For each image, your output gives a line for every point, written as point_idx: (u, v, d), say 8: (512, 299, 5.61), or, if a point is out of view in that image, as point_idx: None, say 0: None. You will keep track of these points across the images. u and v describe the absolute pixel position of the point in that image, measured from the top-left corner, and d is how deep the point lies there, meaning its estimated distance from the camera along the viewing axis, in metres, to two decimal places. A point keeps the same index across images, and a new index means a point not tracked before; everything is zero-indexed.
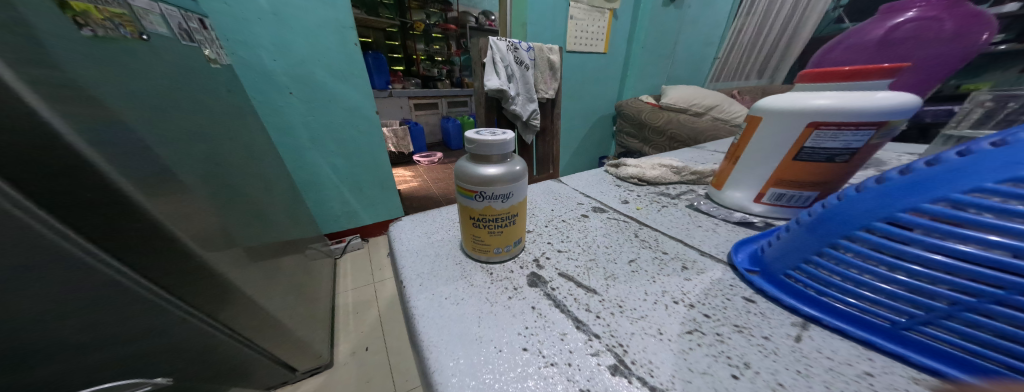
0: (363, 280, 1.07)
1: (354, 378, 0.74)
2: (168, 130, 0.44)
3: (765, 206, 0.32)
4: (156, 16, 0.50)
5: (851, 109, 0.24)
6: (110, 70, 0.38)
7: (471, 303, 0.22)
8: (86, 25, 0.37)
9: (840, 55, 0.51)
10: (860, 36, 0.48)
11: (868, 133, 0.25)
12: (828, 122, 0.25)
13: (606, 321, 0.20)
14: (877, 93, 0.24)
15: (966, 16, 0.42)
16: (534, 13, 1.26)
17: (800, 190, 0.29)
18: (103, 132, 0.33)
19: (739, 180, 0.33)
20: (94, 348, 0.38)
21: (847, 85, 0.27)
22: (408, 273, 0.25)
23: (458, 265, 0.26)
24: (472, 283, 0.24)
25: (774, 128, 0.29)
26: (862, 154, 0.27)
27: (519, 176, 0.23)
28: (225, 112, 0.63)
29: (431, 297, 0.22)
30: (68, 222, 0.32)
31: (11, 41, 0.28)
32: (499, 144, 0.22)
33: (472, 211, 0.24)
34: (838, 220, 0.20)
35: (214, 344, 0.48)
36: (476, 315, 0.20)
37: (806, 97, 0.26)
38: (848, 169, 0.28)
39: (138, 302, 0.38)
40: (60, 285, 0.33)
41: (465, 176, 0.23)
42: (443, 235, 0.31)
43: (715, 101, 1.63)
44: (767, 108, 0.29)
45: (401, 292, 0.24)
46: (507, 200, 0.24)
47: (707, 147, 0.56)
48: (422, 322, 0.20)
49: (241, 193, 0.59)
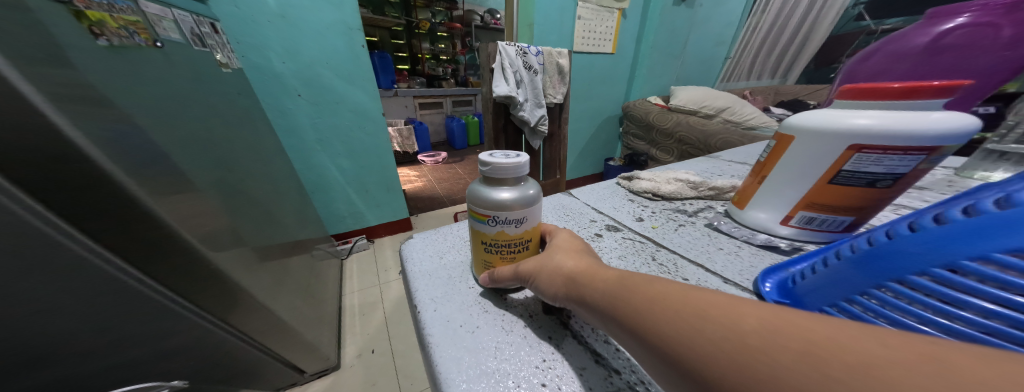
0: (369, 281, 1.08)
1: (361, 380, 0.75)
2: (182, 137, 0.44)
3: (793, 229, 0.31)
4: (168, 22, 0.50)
5: (899, 131, 0.22)
6: (125, 78, 0.38)
7: (487, 332, 0.21)
8: (101, 35, 0.37)
9: (879, 62, 0.47)
10: (903, 42, 0.45)
11: (917, 159, 0.23)
12: (872, 146, 0.23)
13: (627, 356, 0.20)
14: (933, 114, 0.22)
15: None
16: (542, 14, 1.25)
17: (834, 214, 0.28)
18: (117, 142, 0.34)
19: (765, 201, 0.31)
20: (107, 351, 0.39)
21: (900, 104, 0.23)
22: (421, 296, 0.25)
23: (473, 290, 0.26)
24: (486, 309, 0.24)
25: (807, 148, 0.27)
26: (907, 179, 0.25)
27: (532, 200, 0.23)
28: (236, 116, 0.64)
29: (445, 324, 0.22)
30: (83, 230, 0.32)
31: (27, 56, 0.28)
32: (513, 167, 0.22)
33: (484, 234, 0.24)
34: (891, 259, 0.19)
35: (227, 346, 0.50)
36: (493, 345, 0.20)
37: (845, 115, 0.24)
38: (890, 194, 0.26)
39: (151, 306, 0.39)
40: (77, 289, 0.34)
41: (475, 197, 0.23)
42: (456, 256, 0.30)
43: (726, 103, 1.60)
44: (801, 127, 0.27)
45: (415, 316, 0.24)
46: (520, 226, 0.23)
47: (722, 156, 0.54)
48: (441, 353, 0.19)
49: (251, 197, 0.60)
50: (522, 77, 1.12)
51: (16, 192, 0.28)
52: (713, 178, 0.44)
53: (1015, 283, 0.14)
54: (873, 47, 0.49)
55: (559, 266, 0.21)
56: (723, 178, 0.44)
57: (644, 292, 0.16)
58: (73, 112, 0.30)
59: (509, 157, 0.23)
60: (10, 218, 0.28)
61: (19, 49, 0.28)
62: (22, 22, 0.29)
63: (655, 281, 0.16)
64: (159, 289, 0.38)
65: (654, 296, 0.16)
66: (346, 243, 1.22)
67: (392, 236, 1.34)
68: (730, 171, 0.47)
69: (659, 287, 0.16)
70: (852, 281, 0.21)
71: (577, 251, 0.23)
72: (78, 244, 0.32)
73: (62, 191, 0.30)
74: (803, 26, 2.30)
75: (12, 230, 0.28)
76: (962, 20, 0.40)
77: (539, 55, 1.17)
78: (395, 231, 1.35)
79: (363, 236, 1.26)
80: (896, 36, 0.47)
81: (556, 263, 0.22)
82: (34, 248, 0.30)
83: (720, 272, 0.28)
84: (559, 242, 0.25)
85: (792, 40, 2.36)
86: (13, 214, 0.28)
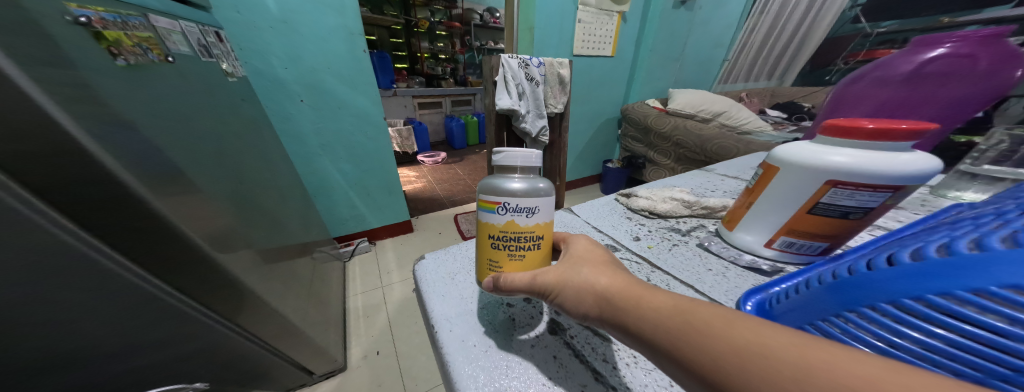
0: (371, 284, 1.10)
1: (366, 380, 0.77)
2: (194, 150, 0.46)
3: (775, 251, 0.32)
4: (178, 35, 0.50)
5: (870, 170, 0.24)
6: (143, 97, 0.39)
7: (498, 351, 0.23)
8: (119, 54, 0.38)
9: (867, 85, 0.54)
10: (890, 69, 0.51)
11: (885, 195, 0.25)
12: (847, 182, 0.25)
13: (622, 372, 0.22)
14: (900, 156, 0.24)
15: (1002, 55, 0.43)
16: (542, 18, 1.26)
17: (811, 241, 0.30)
18: (139, 161, 0.35)
19: (751, 225, 0.33)
20: (130, 355, 0.41)
21: (870, 144, 0.24)
22: (437, 316, 0.27)
23: (486, 310, 0.28)
24: (496, 328, 0.26)
25: (790, 179, 0.28)
26: (876, 213, 0.27)
27: (541, 192, 0.26)
28: (242, 124, 0.65)
29: (460, 343, 0.24)
30: (110, 244, 0.34)
31: (56, 82, 0.29)
32: (521, 156, 0.27)
33: (495, 226, 0.26)
34: (851, 292, 0.20)
35: (239, 349, 0.52)
36: (504, 363, 0.22)
37: (823, 152, 0.26)
38: (862, 223, 0.28)
39: (170, 311, 0.41)
40: (104, 297, 0.36)
41: (487, 188, 0.27)
42: (465, 277, 0.32)
43: (723, 107, 1.62)
44: (786, 160, 0.28)
45: (432, 335, 0.26)
46: (530, 216, 0.26)
47: (716, 170, 0.56)
48: (458, 371, 0.22)
49: (258, 204, 0.61)
50: (525, 89, 1.14)
51: (46, 209, 0.30)
52: (707, 196, 0.46)
53: (950, 325, 0.15)
54: (862, 70, 0.55)
55: (588, 282, 0.23)
56: (716, 195, 0.46)
57: (731, 341, 0.15)
58: (97, 130, 0.32)
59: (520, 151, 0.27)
60: (45, 233, 0.30)
61: (47, 77, 0.29)
62: (44, 47, 0.30)
63: (748, 330, 0.15)
64: (178, 296, 0.41)
65: (742, 348, 0.15)
66: (348, 245, 1.23)
67: (394, 239, 1.35)
68: (723, 187, 0.49)
69: (745, 334, 0.15)
70: (820, 306, 0.22)
71: (603, 263, 0.24)
72: (103, 256, 0.34)
73: (94, 208, 0.32)
74: (800, 30, 2.32)
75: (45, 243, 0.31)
76: (944, 51, 0.46)
77: (542, 67, 1.18)
78: (396, 234, 1.37)
79: (365, 239, 1.27)
80: (882, 62, 0.53)
81: (584, 279, 0.23)
82: (67, 260, 0.32)
83: (708, 292, 0.29)
84: (580, 251, 0.27)
85: (789, 44, 2.39)
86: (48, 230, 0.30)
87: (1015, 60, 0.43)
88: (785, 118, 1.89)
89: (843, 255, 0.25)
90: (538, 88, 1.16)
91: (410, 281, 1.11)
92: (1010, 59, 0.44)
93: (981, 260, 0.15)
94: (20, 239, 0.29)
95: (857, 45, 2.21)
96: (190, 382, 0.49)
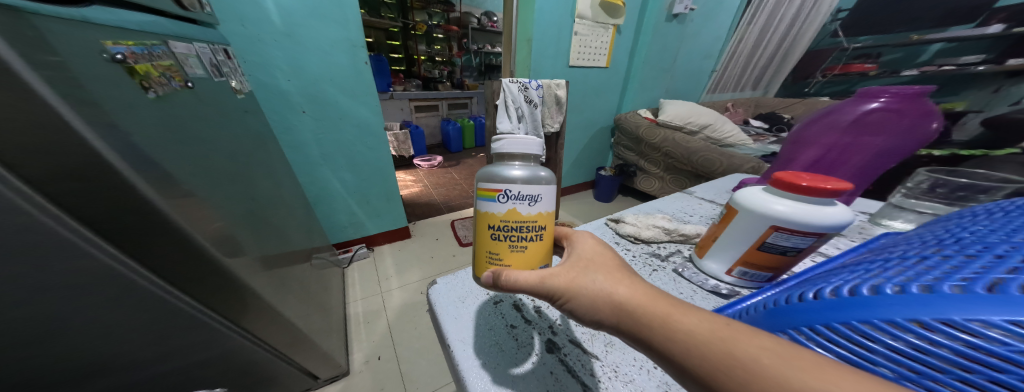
0: (370, 290, 1.13)
1: (369, 383, 0.82)
2: (208, 173, 0.48)
3: (734, 278, 0.37)
4: (194, 58, 0.52)
5: (801, 221, 0.29)
6: (167, 126, 0.42)
7: (505, 369, 0.29)
8: (150, 87, 0.40)
9: (817, 128, 0.58)
10: (836, 115, 0.55)
11: (811, 240, 0.30)
12: (784, 227, 0.30)
13: (605, 385, 0.27)
14: (824, 209, 0.29)
15: (921, 112, 0.49)
16: (540, 30, 1.30)
17: (759, 271, 0.35)
18: (168, 188, 0.38)
19: (715, 253, 0.37)
20: (151, 366, 0.43)
21: (802, 197, 0.29)
22: (452, 337, 0.32)
23: (492, 331, 0.33)
24: (502, 348, 0.31)
25: (745, 220, 0.33)
26: (808, 251, 0.32)
27: (537, 180, 0.32)
28: (249, 139, 0.67)
29: (472, 362, 0.29)
30: (145, 265, 0.37)
31: (102, 121, 0.32)
32: (522, 144, 0.34)
33: (495, 217, 0.32)
34: (774, 316, 0.23)
35: (250, 355, 0.55)
36: (510, 380, 0.28)
37: (768, 201, 0.31)
38: (798, 259, 0.34)
39: (193, 322, 0.44)
40: (134, 314, 0.38)
41: (494, 178, 0.32)
42: (474, 301, 0.38)
43: (709, 120, 1.71)
44: (741, 205, 0.33)
45: (448, 354, 0.31)
46: (533, 204, 0.32)
47: (696, 192, 0.62)
48: (472, 384, 0.27)
49: (264, 218, 0.64)
50: (524, 112, 1.21)
51: (93, 237, 0.33)
52: (685, 221, 0.51)
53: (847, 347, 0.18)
54: (813, 114, 0.58)
55: (605, 292, 0.26)
56: (692, 221, 0.51)
57: (783, 382, 0.16)
58: (137, 164, 0.35)
59: (520, 143, 0.34)
60: (90, 260, 0.33)
61: (98, 117, 0.32)
62: (90, 85, 0.32)
63: (806, 374, 0.16)
64: (201, 308, 0.44)
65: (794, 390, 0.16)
66: (347, 251, 1.26)
67: (391, 245, 1.38)
68: (700, 212, 0.54)
69: (788, 366, 0.17)
70: (757, 324, 0.25)
71: (616, 272, 0.27)
72: (140, 277, 0.37)
73: (133, 235, 0.35)
74: (784, 44, 2.44)
75: (90, 268, 0.33)
76: (879, 104, 0.51)
77: (540, 89, 1.24)
78: (394, 240, 1.40)
79: (363, 245, 1.30)
80: (829, 107, 0.57)
81: (603, 289, 0.26)
82: (107, 282, 0.35)
83: None
84: (590, 257, 0.30)
85: (773, 56, 2.50)
86: (93, 257, 0.33)
87: (930, 116, 0.49)
88: (766, 129, 2.00)
89: (787, 281, 0.29)
90: (536, 110, 1.22)
91: (410, 287, 1.15)
92: (925, 116, 0.50)
93: (874, 301, 0.18)
94: (69, 264, 0.32)
95: (836, 58, 2.46)
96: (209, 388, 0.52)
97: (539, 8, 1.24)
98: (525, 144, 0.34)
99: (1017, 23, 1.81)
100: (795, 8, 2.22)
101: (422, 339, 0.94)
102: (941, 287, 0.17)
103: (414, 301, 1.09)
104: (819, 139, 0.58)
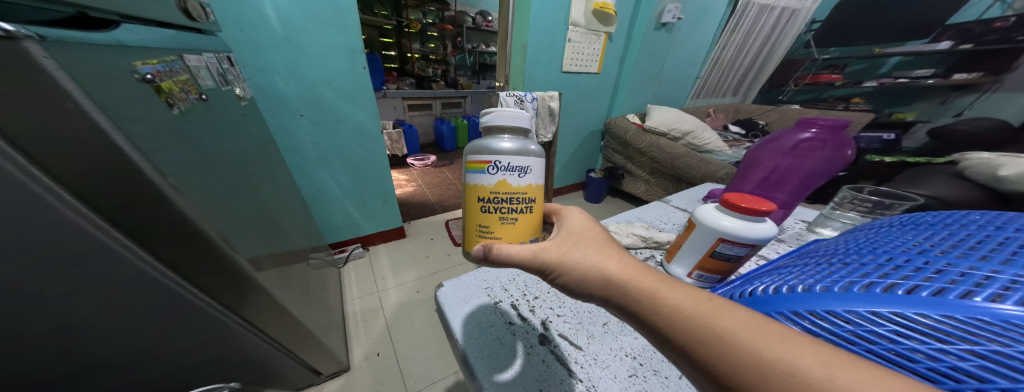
0: (367, 289, 1.16)
1: (369, 380, 0.86)
2: (222, 182, 0.51)
3: (693, 280, 0.43)
4: (204, 70, 0.54)
5: (739, 235, 0.36)
6: (188, 140, 0.44)
7: (505, 359, 0.36)
8: (173, 104, 0.43)
9: (764, 152, 0.63)
10: (779, 140, 0.61)
11: (746, 249, 0.37)
12: (728, 240, 0.37)
13: (585, 370, 0.35)
14: (757, 224, 0.36)
15: (840, 142, 0.57)
16: (535, 37, 1.35)
17: (712, 274, 0.41)
18: (194, 201, 0.41)
19: (679, 259, 0.44)
20: (175, 361, 0.47)
21: (740, 214, 0.36)
22: (459, 332, 0.39)
23: (493, 328, 0.40)
24: (502, 342, 0.38)
25: (701, 232, 0.39)
26: (746, 258, 0.40)
27: (522, 151, 0.36)
28: (253, 146, 0.69)
29: (478, 353, 0.36)
30: (176, 270, 0.40)
31: (142, 143, 0.35)
32: (510, 120, 0.39)
33: (487, 188, 0.37)
34: (756, 301, 0.27)
35: (260, 352, 0.59)
36: (511, 369, 0.34)
37: (718, 218, 0.38)
38: (741, 263, 0.41)
39: (214, 322, 0.47)
40: (163, 316, 0.41)
41: (485, 150, 0.36)
42: (476, 302, 0.45)
43: (691, 127, 1.82)
44: (699, 220, 0.40)
45: (457, 346, 0.38)
46: (523, 176, 0.37)
47: (672, 201, 0.70)
48: (478, 370, 0.34)
49: (269, 223, 0.67)
50: None
51: (135, 248, 0.36)
52: (660, 229, 0.58)
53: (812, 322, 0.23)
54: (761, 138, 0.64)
55: (596, 267, 0.31)
56: (666, 229, 0.58)
57: (756, 354, 0.20)
58: (171, 179, 0.38)
59: (508, 118, 0.39)
60: (130, 268, 0.36)
61: (137, 137, 0.35)
62: (130, 106, 0.35)
63: (777, 347, 0.20)
64: (222, 310, 0.47)
65: (766, 363, 0.19)
66: (343, 251, 1.28)
67: (386, 245, 1.41)
68: (673, 220, 0.62)
69: (758, 336, 0.21)
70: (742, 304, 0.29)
71: (612, 253, 0.32)
72: (173, 282, 0.40)
73: (168, 244, 0.38)
74: (763, 53, 2.57)
75: (130, 275, 0.36)
76: (812, 133, 0.58)
77: (534, 99, 1.31)
78: (389, 239, 1.43)
79: (358, 245, 1.32)
80: (773, 132, 0.63)
81: (599, 268, 0.31)
82: (141, 288, 0.38)
83: None
84: (588, 239, 0.34)
85: (753, 64, 2.64)
86: (135, 265, 0.36)
87: (845, 146, 0.57)
88: (743, 135, 2.14)
89: (735, 281, 0.36)
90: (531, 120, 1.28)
91: (406, 286, 1.19)
92: (842, 146, 0.58)
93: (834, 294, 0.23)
94: (115, 271, 0.35)
95: (808, 67, 2.64)
96: (225, 382, 0.56)
97: (534, 15, 1.28)
98: (516, 119, 0.39)
99: (963, 40, 1.98)
100: (774, 19, 2.36)
101: (419, 336, 0.99)
102: (815, 287, 0.25)
103: (411, 300, 1.13)
104: (767, 160, 0.63)
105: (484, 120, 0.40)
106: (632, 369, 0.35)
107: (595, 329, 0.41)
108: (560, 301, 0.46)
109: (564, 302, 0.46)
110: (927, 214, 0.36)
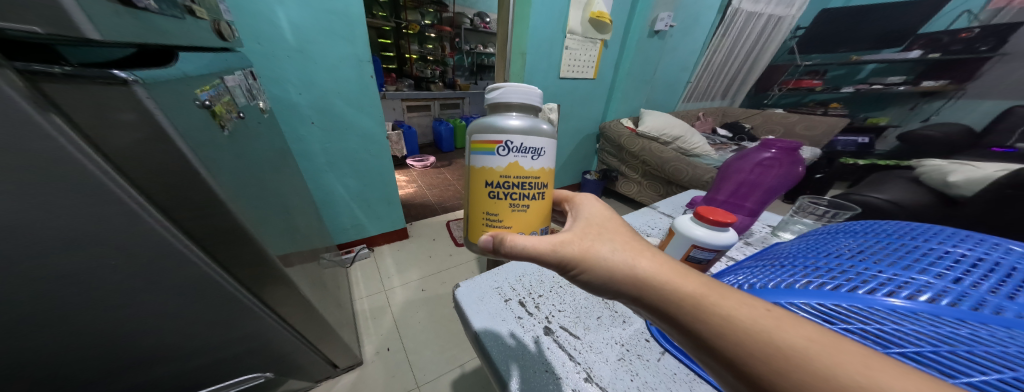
0: (374, 288, 1.22)
1: (381, 374, 0.92)
2: (259, 194, 0.57)
3: None
4: (238, 89, 0.59)
5: (706, 242, 0.44)
6: (235, 159, 0.50)
7: (518, 348, 0.43)
8: (223, 125, 0.49)
9: (734, 167, 0.72)
10: (746, 157, 0.70)
11: (712, 253, 0.45)
12: (700, 246, 0.44)
13: (583, 355, 0.42)
14: (722, 232, 0.43)
15: (795, 160, 0.66)
16: (534, 45, 1.41)
17: None
18: (248, 213, 0.47)
19: None
20: (222, 353, 0.53)
21: (710, 224, 0.44)
22: (476, 326, 0.46)
23: (505, 323, 0.47)
24: (514, 334, 0.45)
25: (677, 241, 0.47)
26: (713, 261, 0.48)
27: (529, 130, 0.40)
28: (275, 156, 0.74)
29: (494, 343, 0.43)
30: (234, 274, 0.46)
31: (215, 167, 0.41)
32: (516, 96, 0.41)
33: (498, 170, 0.41)
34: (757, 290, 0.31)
35: (289, 347, 0.65)
36: (524, 356, 0.42)
37: (690, 228, 0.45)
38: (709, 265, 0.49)
39: (257, 319, 0.54)
40: (220, 313, 0.48)
41: (495, 131, 0.40)
42: (489, 299, 0.52)
43: (681, 132, 1.91)
44: (676, 230, 0.47)
45: (476, 338, 0.45)
46: (535, 158, 0.42)
47: (658, 208, 0.78)
48: (497, 359, 0.41)
49: (291, 228, 0.72)
50: None
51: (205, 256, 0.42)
52: (647, 234, 0.66)
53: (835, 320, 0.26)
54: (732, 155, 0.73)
55: (627, 265, 0.34)
56: (651, 234, 0.66)
57: (831, 376, 0.21)
58: (233, 196, 0.44)
59: (515, 92, 0.41)
60: (200, 273, 0.42)
61: (212, 162, 0.41)
62: (200, 134, 0.41)
63: (857, 370, 0.21)
64: (264, 307, 0.54)
65: (840, 384, 0.21)
66: (349, 252, 1.34)
67: (391, 245, 1.47)
68: (659, 225, 0.70)
69: (832, 357, 0.22)
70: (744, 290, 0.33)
71: (644, 255, 0.34)
72: (231, 285, 0.46)
73: (230, 254, 0.44)
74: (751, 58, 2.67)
75: (199, 280, 0.42)
76: (771, 152, 0.67)
77: None
78: (393, 240, 1.49)
79: (364, 246, 1.38)
80: (742, 150, 0.72)
81: (635, 270, 0.33)
82: (206, 290, 0.44)
83: None
84: (619, 242, 0.36)
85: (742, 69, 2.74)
86: (204, 271, 0.42)
87: (799, 163, 0.66)
88: (729, 138, 2.26)
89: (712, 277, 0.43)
90: None
91: (411, 285, 1.25)
92: (797, 164, 0.67)
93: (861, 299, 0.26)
94: (190, 275, 0.42)
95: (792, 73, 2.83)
96: (260, 373, 0.62)
97: (533, 25, 1.34)
98: (523, 94, 0.41)
99: (932, 50, 2.17)
100: (761, 26, 2.46)
101: (427, 332, 1.06)
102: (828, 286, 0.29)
103: (416, 298, 1.19)
104: (736, 174, 0.72)
105: (492, 96, 0.42)
106: (621, 355, 0.43)
107: (592, 323, 0.48)
108: (558, 297, 0.54)
109: (562, 297, 0.54)
110: (856, 223, 0.45)
